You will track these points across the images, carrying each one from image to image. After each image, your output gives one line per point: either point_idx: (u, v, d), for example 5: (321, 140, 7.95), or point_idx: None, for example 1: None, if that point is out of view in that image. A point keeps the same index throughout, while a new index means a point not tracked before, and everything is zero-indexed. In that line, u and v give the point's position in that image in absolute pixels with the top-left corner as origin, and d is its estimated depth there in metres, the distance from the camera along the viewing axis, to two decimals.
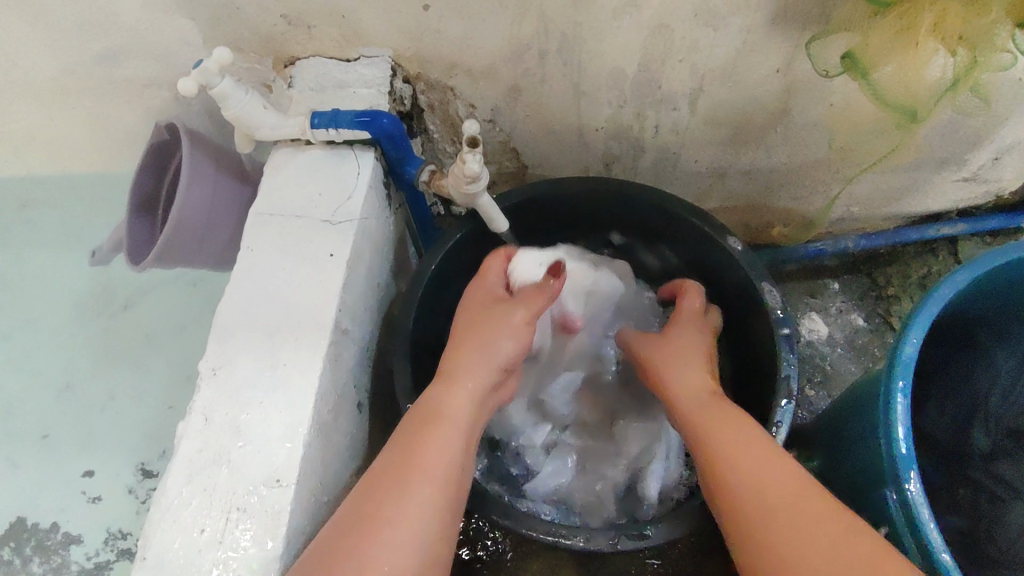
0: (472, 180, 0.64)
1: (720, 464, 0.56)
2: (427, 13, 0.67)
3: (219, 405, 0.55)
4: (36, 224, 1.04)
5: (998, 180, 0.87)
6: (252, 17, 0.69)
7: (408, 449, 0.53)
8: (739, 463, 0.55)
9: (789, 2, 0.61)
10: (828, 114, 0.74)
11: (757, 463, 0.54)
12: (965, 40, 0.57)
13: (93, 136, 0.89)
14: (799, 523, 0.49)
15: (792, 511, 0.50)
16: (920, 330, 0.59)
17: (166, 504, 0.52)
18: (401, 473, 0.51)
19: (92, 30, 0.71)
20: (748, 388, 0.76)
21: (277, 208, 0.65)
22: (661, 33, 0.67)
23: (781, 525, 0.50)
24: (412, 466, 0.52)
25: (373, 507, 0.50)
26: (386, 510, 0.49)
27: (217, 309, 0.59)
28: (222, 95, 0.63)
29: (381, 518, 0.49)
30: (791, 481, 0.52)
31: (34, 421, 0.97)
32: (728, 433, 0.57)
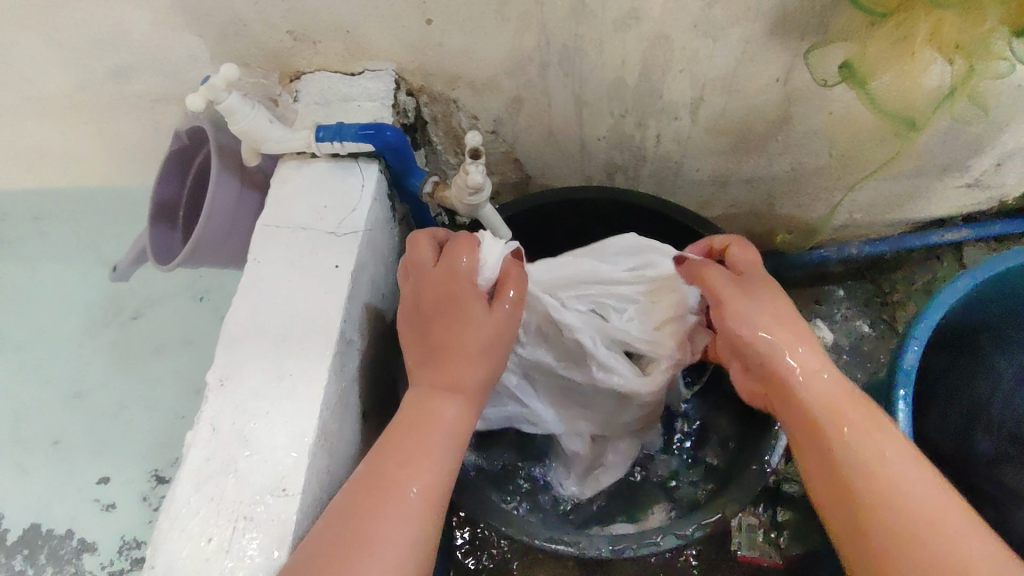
0: (475, 191, 0.65)
1: (848, 474, 0.49)
2: (430, 28, 0.68)
3: (227, 415, 0.56)
4: (49, 236, 1.05)
5: (1002, 186, 0.87)
6: (258, 33, 0.71)
7: (403, 445, 0.52)
8: (876, 464, 0.49)
9: (787, 10, 0.62)
10: (828, 122, 0.75)
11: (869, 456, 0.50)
12: (962, 48, 0.57)
13: (105, 149, 0.91)
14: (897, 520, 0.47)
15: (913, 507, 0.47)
16: (920, 339, 0.60)
17: (175, 513, 0.53)
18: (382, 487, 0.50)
19: (104, 49, 0.73)
20: None
21: (283, 220, 0.66)
22: (661, 43, 0.67)
23: (901, 523, 0.46)
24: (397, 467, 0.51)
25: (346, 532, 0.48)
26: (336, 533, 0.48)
27: (225, 321, 0.60)
28: (230, 110, 0.65)
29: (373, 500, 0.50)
30: (895, 469, 0.49)
31: (47, 430, 0.98)
32: (836, 409, 0.52)
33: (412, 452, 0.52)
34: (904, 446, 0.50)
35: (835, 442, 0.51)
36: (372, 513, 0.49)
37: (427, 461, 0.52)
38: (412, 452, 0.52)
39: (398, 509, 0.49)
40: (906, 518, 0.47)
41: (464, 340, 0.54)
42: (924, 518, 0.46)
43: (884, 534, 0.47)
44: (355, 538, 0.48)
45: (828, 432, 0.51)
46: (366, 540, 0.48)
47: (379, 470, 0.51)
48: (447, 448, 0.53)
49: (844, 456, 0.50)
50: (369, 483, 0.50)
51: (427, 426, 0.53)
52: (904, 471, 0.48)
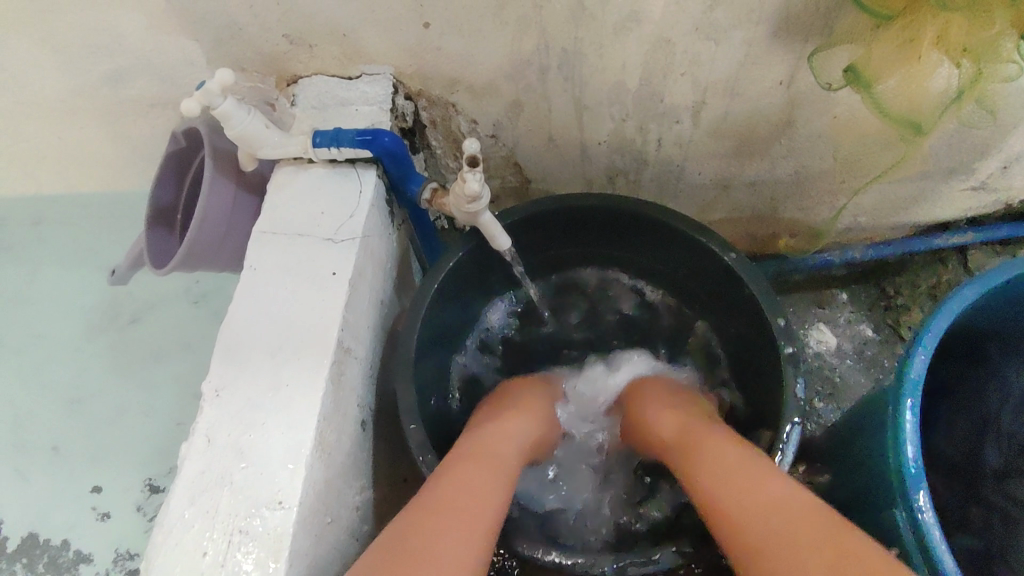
0: (474, 198, 0.64)
1: (725, 505, 0.53)
2: (427, 31, 0.67)
3: (222, 426, 0.55)
4: (46, 240, 1.05)
5: (1008, 189, 0.86)
6: (254, 37, 0.70)
7: (458, 472, 0.56)
8: (747, 490, 0.53)
9: (790, 13, 0.61)
10: (832, 126, 0.74)
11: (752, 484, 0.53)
12: (970, 51, 0.56)
13: (101, 154, 0.90)
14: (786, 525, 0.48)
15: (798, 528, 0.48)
16: (926, 348, 0.59)
17: (170, 526, 0.52)
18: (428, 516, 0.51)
19: (99, 53, 0.72)
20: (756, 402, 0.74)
21: (280, 226, 0.65)
22: (662, 46, 0.66)
23: (777, 526, 0.49)
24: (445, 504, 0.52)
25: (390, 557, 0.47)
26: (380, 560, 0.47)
27: (222, 329, 0.60)
28: (225, 116, 0.64)
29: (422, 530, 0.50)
30: (758, 490, 0.52)
31: (44, 436, 0.98)
32: (711, 465, 0.57)
33: (464, 478, 0.55)
34: (770, 471, 0.54)
35: (706, 487, 0.56)
36: (431, 527, 0.50)
37: (478, 483, 0.55)
38: (463, 493, 0.54)
39: (456, 522, 0.51)
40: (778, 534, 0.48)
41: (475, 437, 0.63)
42: (793, 528, 0.48)
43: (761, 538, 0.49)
44: (422, 554, 0.48)
45: (706, 465, 0.58)
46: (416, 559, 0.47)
47: (418, 514, 0.51)
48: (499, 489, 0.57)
49: (728, 493, 0.54)
50: (425, 499, 0.53)
51: (489, 455, 0.60)
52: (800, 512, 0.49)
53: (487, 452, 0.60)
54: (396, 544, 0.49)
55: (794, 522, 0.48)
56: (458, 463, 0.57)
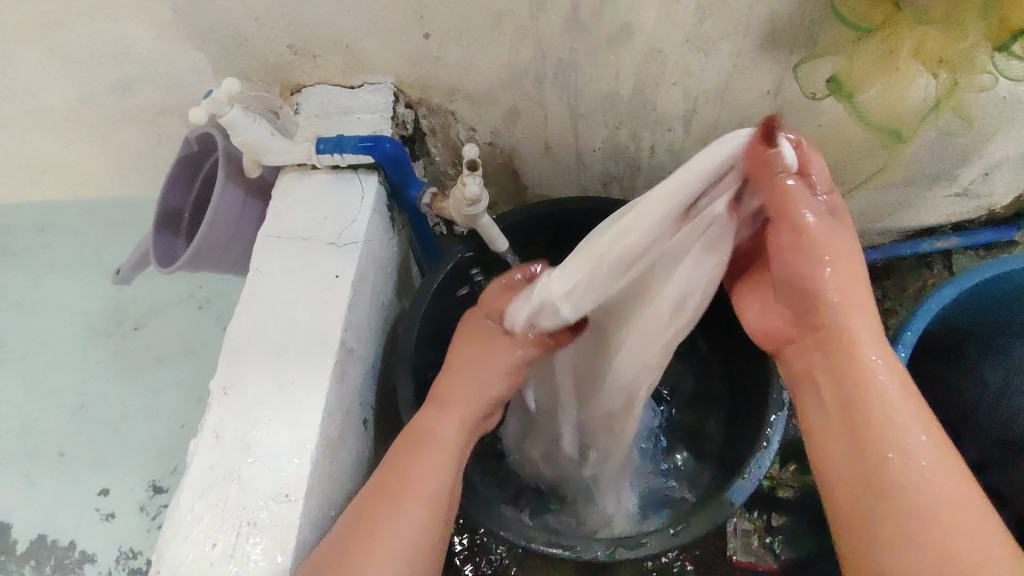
0: (473, 203, 0.66)
1: (877, 467, 0.50)
2: (428, 42, 0.70)
3: (229, 423, 0.57)
4: (51, 247, 1.06)
5: (990, 195, 0.89)
6: (259, 47, 0.72)
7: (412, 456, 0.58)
8: (930, 473, 0.49)
9: (775, 27, 0.64)
10: (818, 134, 0.76)
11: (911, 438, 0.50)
12: (946, 63, 0.59)
13: (108, 161, 0.92)
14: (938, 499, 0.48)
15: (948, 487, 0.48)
16: (907, 346, 0.61)
17: (180, 518, 0.54)
18: (392, 492, 0.55)
19: (109, 63, 0.75)
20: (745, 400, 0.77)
21: (284, 231, 0.67)
22: (655, 57, 0.69)
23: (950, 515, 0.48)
24: (405, 483, 0.56)
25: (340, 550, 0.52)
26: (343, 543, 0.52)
27: (228, 330, 0.62)
28: (232, 123, 0.66)
29: (385, 502, 0.55)
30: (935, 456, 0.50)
31: (48, 439, 0.99)
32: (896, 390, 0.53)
33: (413, 473, 0.57)
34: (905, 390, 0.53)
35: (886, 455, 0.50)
36: (385, 510, 0.54)
37: (431, 475, 0.57)
38: (403, 482, 0.56)
39: (406, 509, 0.55)
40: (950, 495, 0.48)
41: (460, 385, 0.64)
42: (948, 507, 0.48)
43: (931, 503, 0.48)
44: (366, 531, 0.53)
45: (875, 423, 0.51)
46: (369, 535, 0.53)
47: (381, 497, 0.55)
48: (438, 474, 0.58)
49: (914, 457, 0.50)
50: (383, 478, 0.57)
51: (434, 445, 0.59)
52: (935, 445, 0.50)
53: (423, 434, 0.60)
54: (353, 530, 0.53)
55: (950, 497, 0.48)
56: (399, 448, 0.59)
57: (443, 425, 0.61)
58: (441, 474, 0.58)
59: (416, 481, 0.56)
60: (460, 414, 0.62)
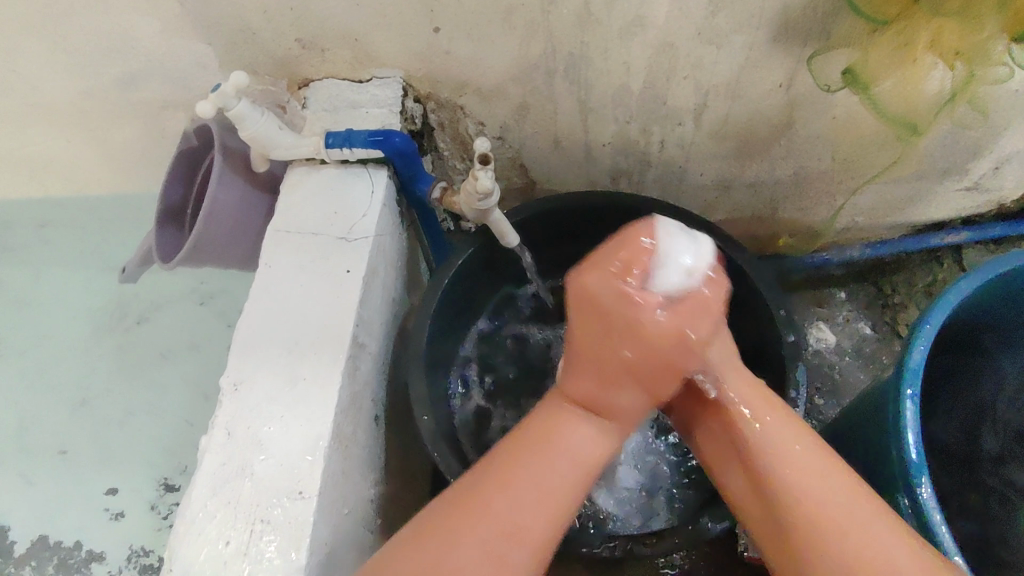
0: (484, 196, 0.65)
1: (783, 471, 0.49)
2: (437, 35, 0.69)
3: (241, 420, 0.56)
4: (54, 244, 1.06)
5: (1000, 189, 0.89)
6: (267, 41, 0.71)
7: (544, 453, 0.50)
8: (785, 445, 0.50)
9: (789, 19, 0.63)
10: (830, 127, 0.76)
11: (784, 445, 0.50)
12: (962, 54, 0.58)
13: (112, 157, 0.91)
14: (827, 487, 0.48)
15: (830, 489, 0.48)
16: (926, 339, 0.60)
17: (191, 517, 0.53)
18: (507, 482, 0.49)
19: (114, 58, 0.74)
20: None
21: (293, 226, 0.66)
22: (666, 50, 0.68)
23: (840, 518, 0.47)
24: (510, 493, 0.48)
25: (424, 551, 0.47)
26: (436, 537, 0.47)
27: (238, 326, 0.61)
28: (239, 118, 0.65)
29: (472, 508, 0.48)
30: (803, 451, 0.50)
31: (53, 438, 0.98)
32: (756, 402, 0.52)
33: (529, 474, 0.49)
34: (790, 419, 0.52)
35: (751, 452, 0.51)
36: (468, 517, 0.48)
37: (546, 483, 0.49)
38: (548, 480, 0.49)
39: (497, 531, 0.47)
40: (812, 495, 0.48)
41: (587, 342, 0.48)
42: (846, 511, 0.47)
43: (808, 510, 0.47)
44: (447, 544, 0.47)
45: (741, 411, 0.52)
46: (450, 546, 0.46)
47: (475, 502, 0.48)
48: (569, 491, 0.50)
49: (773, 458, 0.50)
50: (487, 474, 0.50)
51: (560, 447, 0.50)
52: (788, 439, 0.50)
53: (552, 438, 0.50)
54: (443, 531, 0.47)
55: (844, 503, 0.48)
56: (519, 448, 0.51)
57: (572, 434, 0.51)
58: (562, 493, 0.49)
59: (549, 487, 0.49)
60: (614, 405, 0.51)
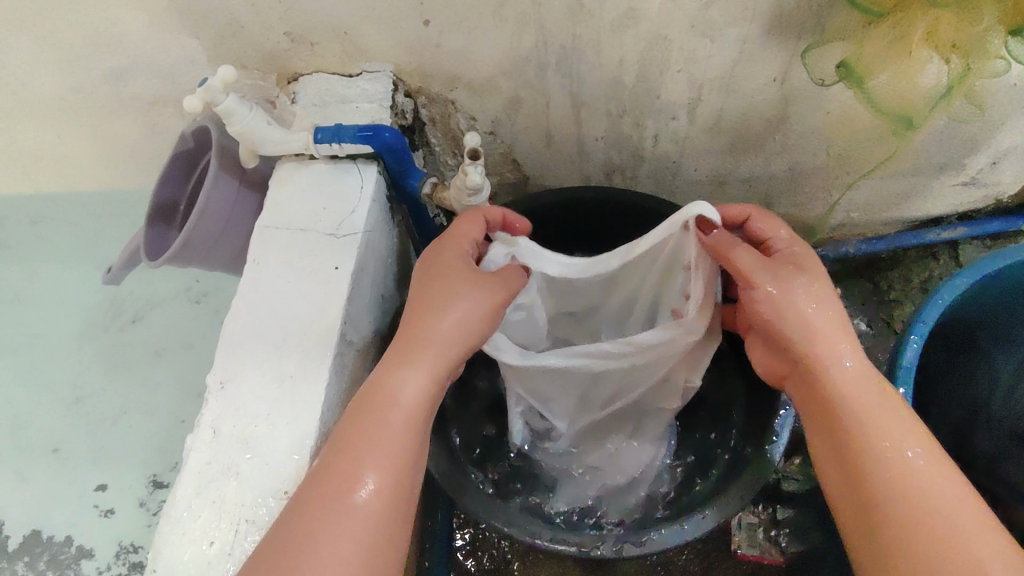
0: (474, 191, 0.64)
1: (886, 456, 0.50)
2: (427, 29, 0.68)
3: (227, 417, 0.56)
4: (45, 240, 1.05)
5: (997, 184, 0.88)
6: (256, 35, 0.71)
7: (369, 430, 0.51)
8: (876, 428, 0.51)
9: (783, 11, 0.62)
10: (826, 122, 0.75)
11: (893, 428, 0.51)
12: (959, 48, 0.57)
13: (102, 152, 0.90)
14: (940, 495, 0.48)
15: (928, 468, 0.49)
16: (919, 338, 0.60)
17: (176, 516, 0.53)
18: (349, 454, 0.50)
19: (100, 52, 0.73)
20: None
21: (282, 222, 0.66)
22: (659, 44, 0.68)
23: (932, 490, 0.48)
24: (355, 455, 0.50)
25: (297, 525, 0.48)
26: (310, 507, 0.48)
27: (225, 323, 0.60)
28: (227, 113, 0.65)
29: (350, 454, 0.50)
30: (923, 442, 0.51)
31: (45, 435, 0.98)
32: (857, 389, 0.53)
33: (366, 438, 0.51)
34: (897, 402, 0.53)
35: (863, 443, 0.51)
36: (336, 486, 0.49)
37: (386, 449, 0.51)
38: (380, 431, 0.51)
39: (346, 497, 0.49)
40: (915, 474, 0.49)
41: (431, 294, 0.56)
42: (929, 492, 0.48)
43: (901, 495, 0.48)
44: (313, 534, 0.47)
45: (886, 419, 0.52)
46: (327, 525, 0.47)
47: (327, 483, 0.49)
48: (406, 442, 0.52)
49: (890, 443, 0.50)
50: (358, 422, 0.51)
51: (385, 407, 0.52)
52: (894, 415, 0.52)
53: (380, 400, 0.52)
54: (316, 505, 0.48)
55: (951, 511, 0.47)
56: (361, 418, 0.52)
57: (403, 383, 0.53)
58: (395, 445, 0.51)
59: (386, 448, 0.51)
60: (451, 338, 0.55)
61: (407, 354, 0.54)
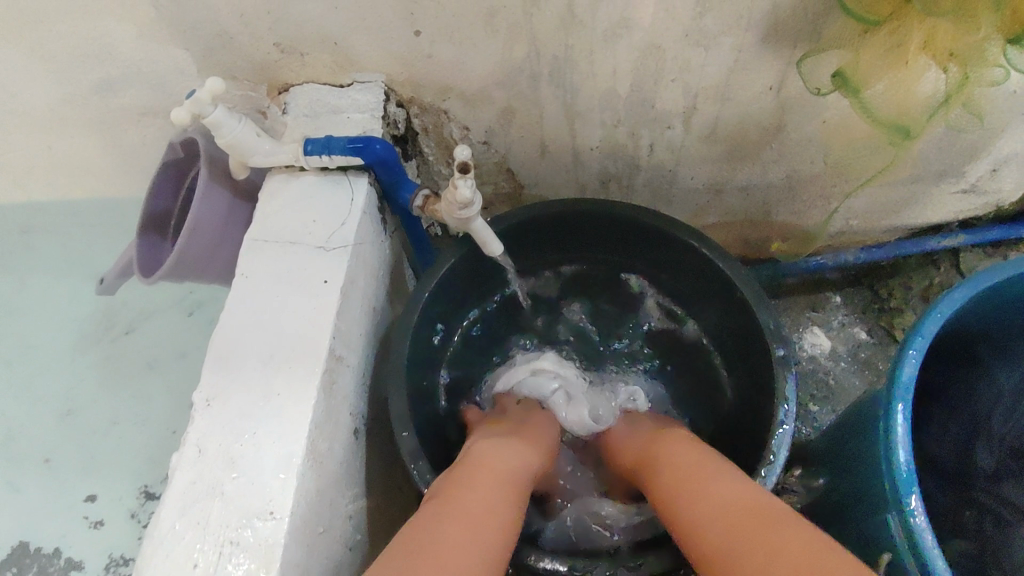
0: (465, 205, 0.63)
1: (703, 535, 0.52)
2: (418, 39, 0.68)
3: (212, 436, 0.55)
4: (38, 250, 1.04)
5: (999, 192, 0.87)
6: (245, 46, 0.70)
7: (454, 488, 0.55)
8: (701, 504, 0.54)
9: (778, 19, 0.61)
10: (822, 130, 0.74)
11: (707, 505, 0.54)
12: (957, 57, 0.56)
13: (94, 162, 0.90)
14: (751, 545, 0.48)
15: (738, 525, 0.50)
16: (918, 353, 0.59)
17: (159, 536, 0.52)
18: (448, 503, 0.53)
19: (89, 62, 0.72)
20: (746, 418, 0.74)
21: (271, 235, 0.65)
22: (653, 52, 0.67)
23: (745, 552, 0.48)
24: (455, 497, 0.53)
25: (408, 550, 0.48)
26: (426, 528, 0.50)
27: (212, 337, 0.59)
28: (216, 125, 0.64)
29: (444, 504, 0.53)
30: (740, 493, 0.53)
31: (36, 447, 0.97)
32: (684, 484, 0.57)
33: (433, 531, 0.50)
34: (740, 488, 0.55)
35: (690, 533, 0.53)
36: (437, 521, 0.51)
37: (478, 497, 0.54)
38: (480, 482, 0.56)
39: (467, 522, 0.51)
40: (720, 538, 0.50)
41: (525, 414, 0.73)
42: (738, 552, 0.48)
43: (739, 551, 0.48)
44: (427, 547, 0.48)
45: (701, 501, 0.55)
46: (439, 542, 0.49)
47: (432, 517, 0.51)
48: (503, 498, 0.55)
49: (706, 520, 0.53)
50: (450, 484, 0.56)
51: (488, 472, 0.58)
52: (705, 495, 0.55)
53: (473, 467, 0.58)
54: (416, 534, 0.49)
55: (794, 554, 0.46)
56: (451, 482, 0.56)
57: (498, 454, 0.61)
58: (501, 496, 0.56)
59: (487, 501, 0.54)
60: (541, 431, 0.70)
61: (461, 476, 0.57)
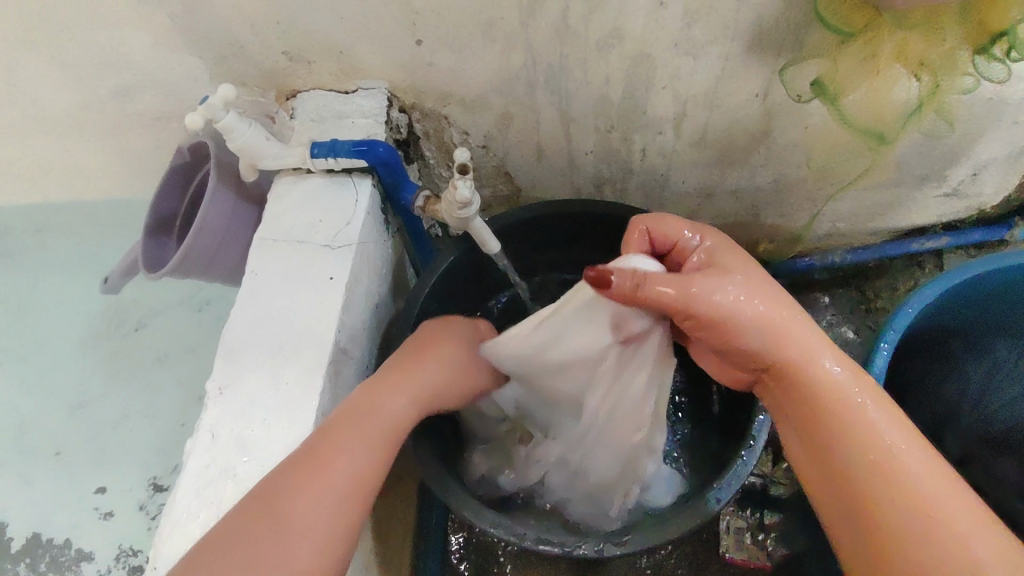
0: (464, 205, 0.67)
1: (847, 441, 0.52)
2: (420, 48, 0.71)
3: (225, 423, 0.58)
4: (51, 251, 1.08)
5: (980, 195, 0.90)
6: (255, 55, 0.73)
7: (337, 435, 0.54)
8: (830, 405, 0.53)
9: (761, 31, 0.65)
10: (806, 136, 0.78)
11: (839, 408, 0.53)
12: (928, 66, 0.60)
13: (107, 166, 0.93)
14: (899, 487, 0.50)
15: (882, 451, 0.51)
16: (889, 345, 0.63)
17: (175, 516, 0.55)
18: (315, 463, 0.52)
19: (106, 70, 0.76)
20: (725, 415, 0.75)
21: (279, 234, 0.68)
22: (643, 61, 0.70)
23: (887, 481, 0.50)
24: (325, 459, 0.53)
25: (253, 528, 0.49)
26: (281, 490, 0.51)
27: (223, 331, 0.63)
28: (228, 129, 0.67)
29: (317, 461, 0.52)
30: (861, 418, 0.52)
31: (49, 440, 1.00)
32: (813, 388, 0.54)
33: (339, 448, 0.53)
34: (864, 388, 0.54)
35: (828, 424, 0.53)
36: (302, 487, 0.51)
37: (354, 460, 0.54)
38: (357, 433, 0.55)
39: (313, 486, 0.51)
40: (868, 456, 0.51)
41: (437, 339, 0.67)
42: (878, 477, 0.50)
43: (877, 486, 0.50)
44: (276, 519, 0.50)
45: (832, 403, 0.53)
46: (287, 517, 0.50)
47: (283, 484, 0.51)
48: (369, 451, 0.55)
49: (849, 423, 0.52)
50: (330, 430, 0.55)
51: (367, 421, 0.56)
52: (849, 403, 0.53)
53: (363, 411, 0.57)
54: (265, 501, 0.50)
55: (928, 484, 0.49)
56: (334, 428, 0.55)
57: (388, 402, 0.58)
58: (371, 457, 0.55)
59: (341, 468, 0.53)
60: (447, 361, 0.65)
61: (396, 380, 0.60)
